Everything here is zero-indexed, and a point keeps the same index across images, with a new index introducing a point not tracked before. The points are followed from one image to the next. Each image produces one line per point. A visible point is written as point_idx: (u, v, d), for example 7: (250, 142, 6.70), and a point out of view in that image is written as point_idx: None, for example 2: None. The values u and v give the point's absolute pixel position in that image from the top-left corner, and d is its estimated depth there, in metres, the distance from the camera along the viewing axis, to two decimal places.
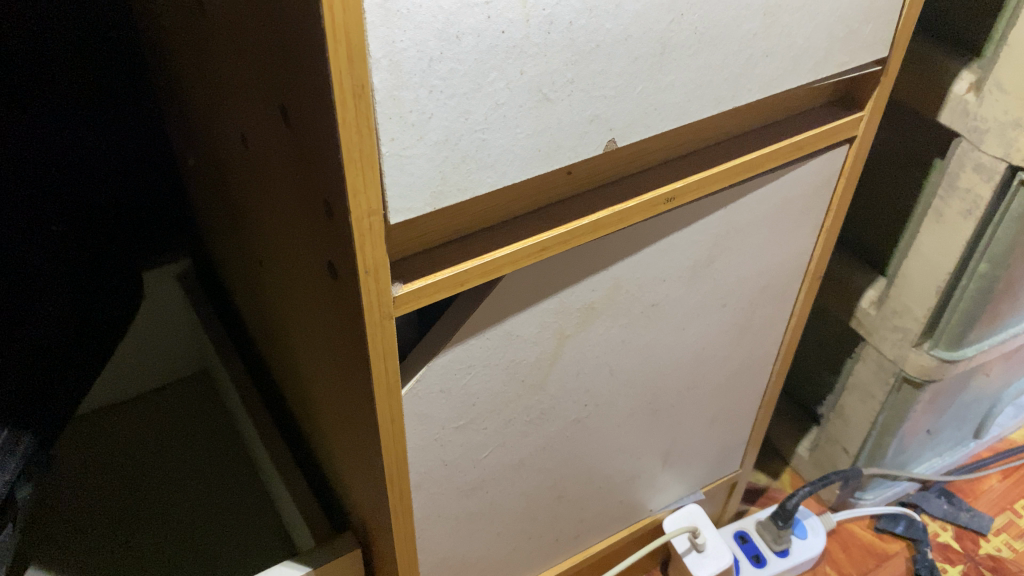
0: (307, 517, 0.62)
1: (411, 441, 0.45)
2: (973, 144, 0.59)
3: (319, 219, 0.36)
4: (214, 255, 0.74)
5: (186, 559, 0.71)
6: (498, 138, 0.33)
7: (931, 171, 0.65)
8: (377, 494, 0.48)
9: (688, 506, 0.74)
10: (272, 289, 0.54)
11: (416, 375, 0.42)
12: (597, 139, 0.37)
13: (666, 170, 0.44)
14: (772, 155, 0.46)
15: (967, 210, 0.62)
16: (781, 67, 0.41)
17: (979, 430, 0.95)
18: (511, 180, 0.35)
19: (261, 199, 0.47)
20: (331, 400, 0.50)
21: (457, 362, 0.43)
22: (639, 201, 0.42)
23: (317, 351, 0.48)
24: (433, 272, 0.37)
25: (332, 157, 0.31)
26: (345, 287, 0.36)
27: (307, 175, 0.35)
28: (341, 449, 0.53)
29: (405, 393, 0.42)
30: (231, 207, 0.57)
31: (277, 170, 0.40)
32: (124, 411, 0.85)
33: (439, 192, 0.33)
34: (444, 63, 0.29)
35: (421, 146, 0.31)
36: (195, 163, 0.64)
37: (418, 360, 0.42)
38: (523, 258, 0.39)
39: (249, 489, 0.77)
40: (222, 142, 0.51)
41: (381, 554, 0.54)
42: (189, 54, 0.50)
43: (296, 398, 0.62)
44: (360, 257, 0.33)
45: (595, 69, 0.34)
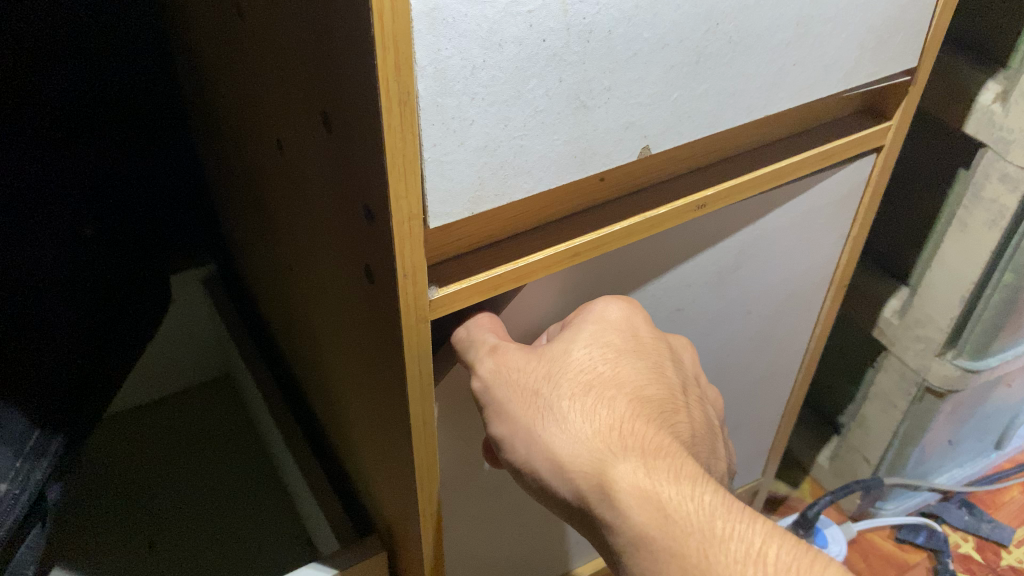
0: (333, 519, 0.62)
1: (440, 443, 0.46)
2: (998, 154, 0.60)
3: (357, 224, 0.37)
4: (240, 259, 0.75)
5: (209, 559, 0.72)
6: (535, 145, 0.34)
7: (955, 180, 0.65)
8: (407, 497, 0.48)
9: None
10: (303, 295, 0.55)
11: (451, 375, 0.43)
12: (632, 146, 0.37)
13: (696, 177, 0.44)
14: (801, 163, 0.47)
15: (992, 220, 0.62)
16: (812, 76, 0.42)
17: (1000, 440, 0.95)
18: (546, 186, 0.36)
19: (295, 206, 0.47)
20: (362, 406, 0.51)
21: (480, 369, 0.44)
22: (670, 207, 0.42)
23: (348, 353, 0.49)
24: (468, 276, 0.37)
25: (375, 162, 0.31)
26: (382, 290, 0.37)
27: (347, 180, 0.36)
28: (369, 453, 0.54)
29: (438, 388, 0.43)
30: (261, 211, 0.58)
31: (315, 175, 0.41)
32: (149, 414, 0.86)
33: (478, 197, 0.34)
34: (486, 71, 0.30)
35: (461, 152, 0.32)
36: (225, 168, 0.65)
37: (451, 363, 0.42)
38: (556, 263, 0.40)
39: (271, 491, 0.77)
40: (256, 147, 0.52)
41: (407, 557, 0.55)
42: (225, 61, 0.51)
43: (322, 401, 0.63)
44: (399, 261, 0.34)
45: (631, 77, 0.34)
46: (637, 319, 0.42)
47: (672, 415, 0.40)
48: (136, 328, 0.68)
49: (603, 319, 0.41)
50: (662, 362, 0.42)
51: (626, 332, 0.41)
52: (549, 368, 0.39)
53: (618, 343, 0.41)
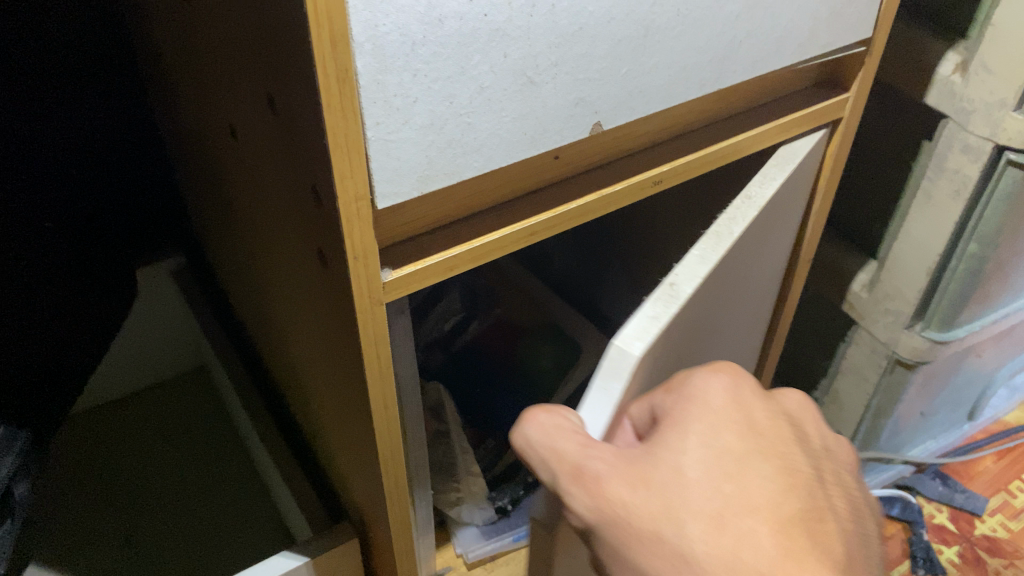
0: (306, 508, 0.62)
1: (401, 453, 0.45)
2: (960, 125, 0.60)
3: (307, 207, 0.36)
4: (207, 250, 0.74)
5: (187, 552, 0.71)
6: (483, 122, 0.33)
7: (919, 153, 0.65)
8: (374, 482, 0.48)
9: None
10: (266, 284, 0.54)
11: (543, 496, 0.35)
12: (584, 122, 0.37)
13: (653, 152, 0.44)
14: (758, 137, 0.47)
15: (956, 190, 0.62)
16: (765, 48, 0.42)
17: (973, 412, 0.96)
18: (497, 164, 0.35)
19: (252, 193, 0.47)
20: (327, 393, 0.50)
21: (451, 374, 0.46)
22: (626, 183, 0.42)
23: (309, 339, 0.48)
24: (422, 258, 0.37)
25: (319, 142, 0.31)
26: (336, 273, 0.37)
27: (295, 163, 0.36)
28: (337, 439, 0.54)
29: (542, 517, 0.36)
30: (221, 200, 0.57)
31: (266, 159, 0.40)
32: (122, 409, 0.85)
33: (426, 177, 0.33)
34: (427, 47, 0.29)
35: (407, 130, 0.31)
36: (186, 157, 0.64)
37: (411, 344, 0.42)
38: (511, 243, 0.39)
39: (247, 483, 0.77)
40: (211, 134, 0.51)
41: (379, 542, 0.55)
42: (176, 47, 0.50)
43: (291, 390, 0.62)
44: (349, 243, 0.33)
45: (578, 52, 0.34)
46: (748, 403, 0.33)
47: (820, 526, 0.29)
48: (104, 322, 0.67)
49: (704, 407, 0.33)
50: (787, 454, 0.32)
51: (737, 423, 0.32)
52: (666, 498, 0.29)
53: (733, 441, 0.31)
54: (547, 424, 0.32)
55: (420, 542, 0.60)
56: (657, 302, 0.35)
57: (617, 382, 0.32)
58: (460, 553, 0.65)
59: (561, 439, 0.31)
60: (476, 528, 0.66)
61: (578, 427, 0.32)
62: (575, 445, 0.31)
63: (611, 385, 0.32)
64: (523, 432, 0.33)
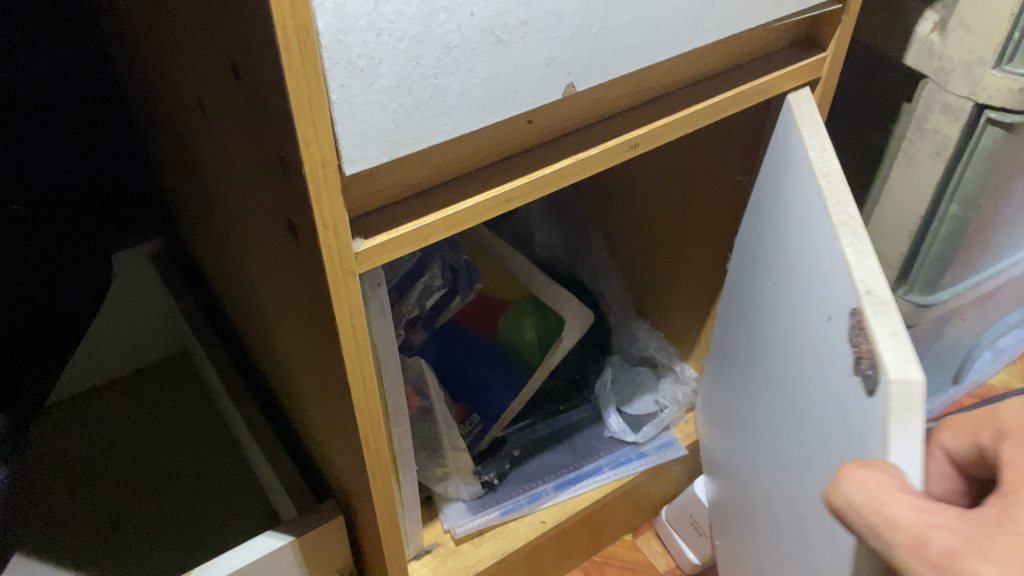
0: (291, 488, 0.61)
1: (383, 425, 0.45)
2: (939, 85, 0.59)
3: (275, 177, 0.35)
4: (183, 231, 0.73)
5: (175, 542, 0.70)
6: (452, 84, 0.33)
7: (900, 115, 0.65)
8: (356, 459, 0.47)
9: (665, 445, 0.75)
10: (242, 262, 0.53)
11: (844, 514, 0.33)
12: (555, 84, 0.36)
13: (630, 115, 0.44)
14: (736, 98, 0.46)
15: (936, 151, 0.62)
16: (741, 6, 0.41)
17: (957, 376, 0.96)
18: (468, 128, 0.35)
19: (222, 167, 0.45)
20: (307, 372, 0.49)
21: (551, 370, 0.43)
22: (603, 148, 0.41)
23: (286, 316, 0.47)
24: (395, 227, 0.36)
25: (282, 106, 0.30)
26: (307, 245, 0.36)
27: (261, 131, 0.35)
28: (319, 417, 0.53)
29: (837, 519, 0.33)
30: (194, 177, 0.56)
31: (233, 129, 0.39)
32: (102, 396, 0.83)
33: (395, 141, 0.32)
34: (390, 5, 0.29)
35: (372, 93, 0.30)
36: (157, 135, 0.63)
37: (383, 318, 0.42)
38: (487, 210, 0.39)
39: (234, 469, 0.76)
40: (179, 108, 0.50)
41: (365, 520, 0.55)
42: (140, 18, 0.48)
43: (272, 369, 0.61)
44: (317, 211, 0.32)
45: (547, 10, 0.33)
46: None
47: None
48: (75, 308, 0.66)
49: None
50: None
51: None
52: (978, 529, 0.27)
53: None
54: (869, 482, 0.31)
55: (406, 519, 0.60)
56: (875, 319, 0.35)
57: (914, 417, 0.32)
58: (447, 529, 0.66)
59: (888, 498, 0.30)
60: (464, 502, 0.67)
61: (894, 473, 0.31)
62: (911, 511, 0.29)
63: (909, 421, 0.33)
64: (840, 491, 0.32)
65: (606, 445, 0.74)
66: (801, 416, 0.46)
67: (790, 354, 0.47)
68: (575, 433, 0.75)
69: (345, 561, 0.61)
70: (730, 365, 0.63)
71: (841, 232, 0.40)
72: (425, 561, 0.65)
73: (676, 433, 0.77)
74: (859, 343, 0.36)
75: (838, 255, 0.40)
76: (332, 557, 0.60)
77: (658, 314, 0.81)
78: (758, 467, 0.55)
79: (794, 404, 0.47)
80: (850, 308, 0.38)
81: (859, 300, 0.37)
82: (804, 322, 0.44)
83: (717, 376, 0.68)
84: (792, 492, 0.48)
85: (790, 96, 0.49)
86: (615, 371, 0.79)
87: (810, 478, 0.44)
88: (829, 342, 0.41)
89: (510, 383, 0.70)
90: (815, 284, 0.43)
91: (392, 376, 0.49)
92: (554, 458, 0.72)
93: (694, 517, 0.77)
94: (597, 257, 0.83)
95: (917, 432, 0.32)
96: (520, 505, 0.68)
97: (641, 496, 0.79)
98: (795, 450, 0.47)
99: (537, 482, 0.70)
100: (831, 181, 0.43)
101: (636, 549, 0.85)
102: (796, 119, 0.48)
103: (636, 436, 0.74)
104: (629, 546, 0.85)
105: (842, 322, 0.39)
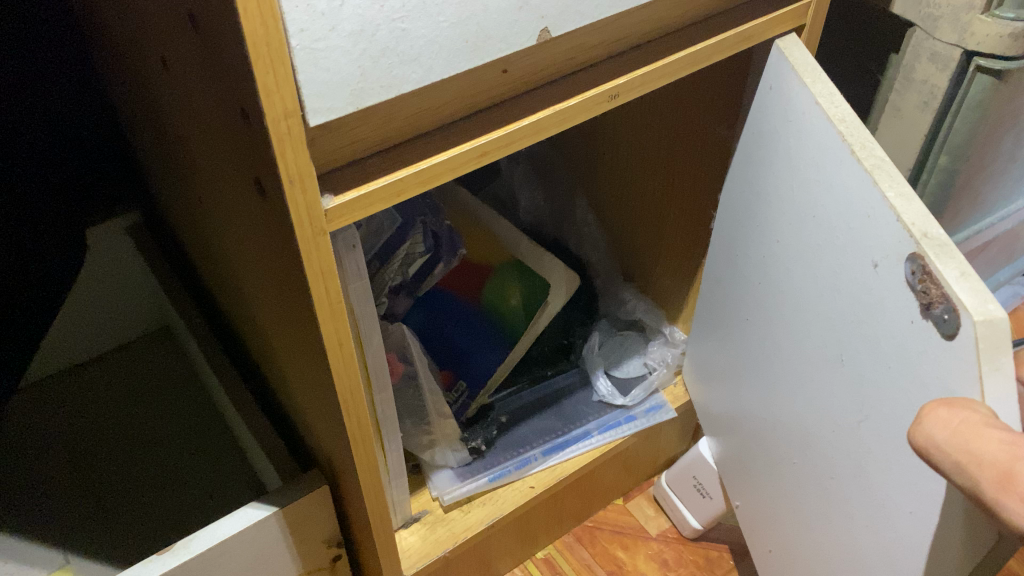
0: (274, 457, 0.61)
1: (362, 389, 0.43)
2: (927, 32, 0.58)
3: (240, 132, 0.34)
4: (158, 202, 0.71)
5: (160, 520, 0.69)
6: (419, 28, 0.31)
7: (887, 66, 0.63)
8: (337, 425, 0.46)
9: (654, 407, 0.74)
10: (216, 228, 0.51)
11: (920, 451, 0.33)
12: (530, 29, 0.35)
13: (608, 65, 0.42)
14: (716, 47, 0.45)
15: (924, 101, 0.61)
16: None
17: None
18: (438, 75, 0.33)
19: (190, 129, 0.44)
20: (287, 339, 0.48)
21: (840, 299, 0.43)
22: (580, 98, 0.40)
23: (261, 279, 0.46)
24: (365, 182, 0.35)
25: (239, 54, 0.28)
26: (275, 204, 0.34)
27: (222, 83, 0.33)
28: (300, 383, 0.52)
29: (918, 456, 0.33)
30: (164, 140, 0.54)
31: (195, 84, 0.38)
32: (83, 376, 0.81)
33: (361, 91, 0.31)
34: None
35: (335, 38, 0.29)
36: (124, 100, 0.61)
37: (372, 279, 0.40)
38: (461, 164, 0.37)
39: (220, 445, 0.75)
40: (142, 68, 0.48)
41: (350, 488, 0.54)
42: None
43: (252, 337, 0.60)
44: (282, 166, 0.31)
45: None
46: None
47: None
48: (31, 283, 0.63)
49: None
50: None
51: None
52: None
53: None
54: (953, 420, 0.32)
55: (393, 487, 0.60)
56: (941, 261, 0.35)
57: (1004, 356, 0.32)
58: (435, 497, 0.66)
59: (973, 434, 0.30)
60: (451, 470, 0.67)
61: (978, 413, 0.31)
62: (998, 445, 0.29)
63: (1000, 360, 0.32)
64: (924, 430, 0.33)
65: (595, 410, 0.73)
66: (842, 370, 0.44)
67: (819, 308, 0.46)
68: (563, 398, 0.74)
69: (332, 530, 0.61)
70: (729, 326, 0.62)
71: (877, 177, 0.39)
72: (414, 529, 0.64)
73: (666, 396, 0.76)
74: (929, 289, 0.35)
75: (879, 199, 0.39)
76: (318, 527, 0.59)
77: (644, 277, 0.80)
78: (783, 424, 0.54)
79: (829, 358, 0.46)
80: (904, 254, 0.37)
81: (917, 244, 0.36)
82: (837, 274, 0.43)
83: (710, 336, 0.67)
84: (836, 447, 0.47)
85: (778, 42, 0.48)
86: (602, 336, 0.79)
87: (865, 430, 0.43)
88: (874, 291, 0.40)
89: (496, 348, 0.69)
90: (849, 232, 0.42)
91: (372, 342, 0.48)
92: (542, 423, 0.71)
93: (697, 478, 0.77)
94: (582, 221, 0.82)
95: (1007, 370, 0.32)
96: (508, 471, 0.67)
97: (631, 459, 0.78)
98: (839, 403, 0.45)
99: (525, 447, 0.69)
100: (849, 126, 0.42)
101: (627, 513, 0.84)
102: (792, 67, 0.46)
103: (624, 400, 0.74)
104: (619, 510, 0.85)
105: (892, 268, 0.38)
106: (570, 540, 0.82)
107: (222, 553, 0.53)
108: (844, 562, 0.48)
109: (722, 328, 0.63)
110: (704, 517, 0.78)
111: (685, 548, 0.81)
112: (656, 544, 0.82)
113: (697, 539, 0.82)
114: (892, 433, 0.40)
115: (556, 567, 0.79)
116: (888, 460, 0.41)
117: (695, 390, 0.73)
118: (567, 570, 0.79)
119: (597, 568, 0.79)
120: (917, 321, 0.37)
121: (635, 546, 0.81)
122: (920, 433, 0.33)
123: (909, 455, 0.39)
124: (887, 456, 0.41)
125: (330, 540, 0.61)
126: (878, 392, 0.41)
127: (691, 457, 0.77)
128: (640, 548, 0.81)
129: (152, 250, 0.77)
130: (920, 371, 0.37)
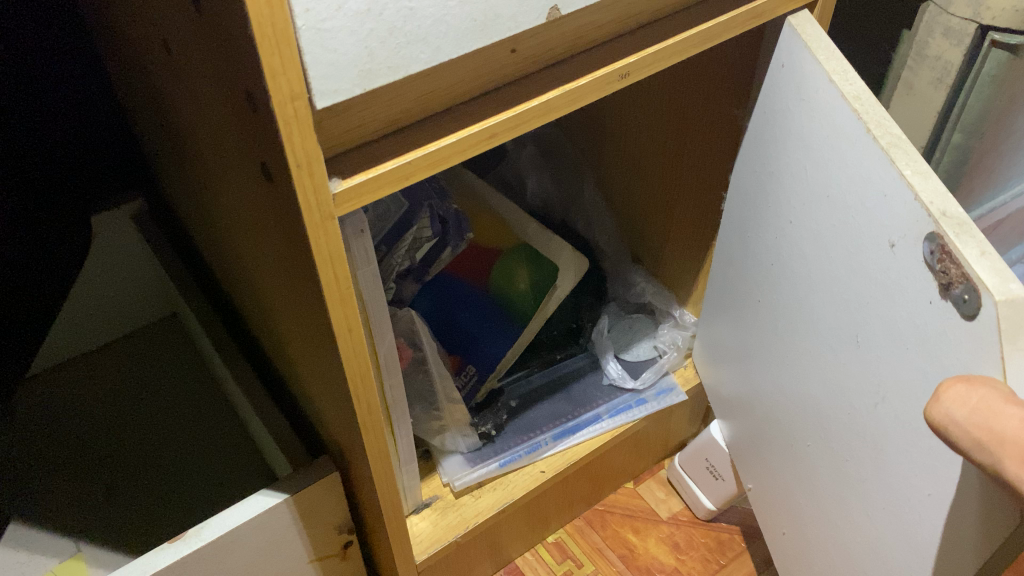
0: (283, 443, 0.60)
1: (371, 372, 0.43)
2: (940, 7, 0.58)
3: (246, 115, 0.33)
4: (161, 187, 0.71)
5: (168, 503, 0.70)
6: (427, 8, 0.31)
7: (899, 43, 0.63)
8: (348, 412, 0.46)
9: (662, 387, 0.74)
10: (223, 216, 0.51)
11: (937, 424, 0.32)
12: (538, 7, 0.35)
13: (620, 43, 0.42)
14: (729, 23, 0.45)
15: (938, 78, 0.60)
16: None
17: None
18: (446, 56, 0.33)
19: (194, 113, 0.43)
20: (296, 327, 0.48)
21: (858, 279, 0.43)
22: (591, 77, 0.40)
23: (267, 264, 0.46)
24: (373, 166, 0.34)
25: (244, 37, 0.27)
26: (281, 189, 0.34)
27: (226, 65, 0.32)
28: (309, 368, 0.51)
29: (937, 429, 0.32)
30: (165, 121, 0.53)
31: (198, 65, 0.37)
32: (89, 365, 0.81)
33: (368, 72, 0.30)
34: None
35: (341, 18, 0.28)
36: (124, 82, 0.60)
37: (357, 236, 0.40)
38: (471, 146, 0.37)
39: (224, 429, 0.75)
40: (141, 50, 0.47)
41: (360, 474, 0.53)
42: None
43: (258, 321, 0.60)
44: (289, 149, 0.30)
45: None
46: None
47: None
48: (38, 267, 0.63)
49: None
50: None
51: None
52: None
53: None
54: (971, 397, 0.31)
55: (403, 474, 0.60)
56: (960, 241, 0.34)
57: None
58: (446, 483, 0.66)
59: (994, 412, 0.30)
60: (461, 455, 0.67)
61: (1001, 389, 0.31)
62: (1021, 423, 0.29)
63: (1022, 340, 0.32)
64: (942, 407, 0.32)
65: (605, 393, 0.73)
66: (859, 353, 0.44)
67: (835, 289, 0.45)
68: (572, 382, 0.74)
69: (342, 517, 0.60)
70: (740, 308, 0.61)
71: (893, 155, 0.38)
72: (425, 514, 0.64)
73: (676, 379, 0.76)
74: (947, 269, 0.35)
75: (895, 178, 0.38)
76: (329, 513, 0.59)
77: (654, 260, 0.79)
78: (797, 408, 0.54)
79: (843, 339, 0.45)
80: (923, 233, 0.36)
81: (935, 223, 0.35)
82: (850, 253, 0.43)
83: (722, 316, 0.66)
84: (852, 428, 0.46)
85: (790, 19, 0.47)
86: (610, 320, 0.78)
87: (883, 412, 0.42)
88: (890, 271, 0.39)
89: (504, 333, 0.69)
90: (864, 212, 0.41)
91: (381, 328, 0.47)
92: (551, 407, 0.71)
93: (709, 461, 0.76)
94: (590, 203, 0.82)
95: None
96: (519, 456, 0.67)
97: (642, 441, 0.78)
98: (854, 384, 0.45)
99: (535, 432, 0.69)
100: (864, 104, 0.41)
101: (637, 496, 0.84)
102: (805, 44, 0.45)
103: (635, 383, 0.74)
104: (630, 493, 0.84)
105: (910, 249, 0.37)
106: (581, 524, 0.82)
107: (233, 540, 0.53)
108: (861, 546, 0.48)
109: (733, 309, 0.63)
110: (717, 498, 0.78)
111: (696, 530, 0.81)
112: (667, 527, 0.81)
113: (708, 521, 0.82)
114: (910, 415, 0.40)
115: (566, 550, 0.79)
116: (907, 443, 0.40)
117: (706, 372, 0.72)
118: (578, 554, 0.79)
119: (608, 552, 0.79)
120: (936, 301, 0.36)
121: (646, 529, 0.81)
122: (941, 407, 0.32)
123: (925, 437, 0.39)
124: (905, 439, 0.40)
125: (340, 527, 0.61)
126: (895, 372, 0.40)
127: (702, 438, 0.76)
128: (651, 531, 0.81)
129: (156, 236, 0.76)
130: (938, 353, 0.36)
